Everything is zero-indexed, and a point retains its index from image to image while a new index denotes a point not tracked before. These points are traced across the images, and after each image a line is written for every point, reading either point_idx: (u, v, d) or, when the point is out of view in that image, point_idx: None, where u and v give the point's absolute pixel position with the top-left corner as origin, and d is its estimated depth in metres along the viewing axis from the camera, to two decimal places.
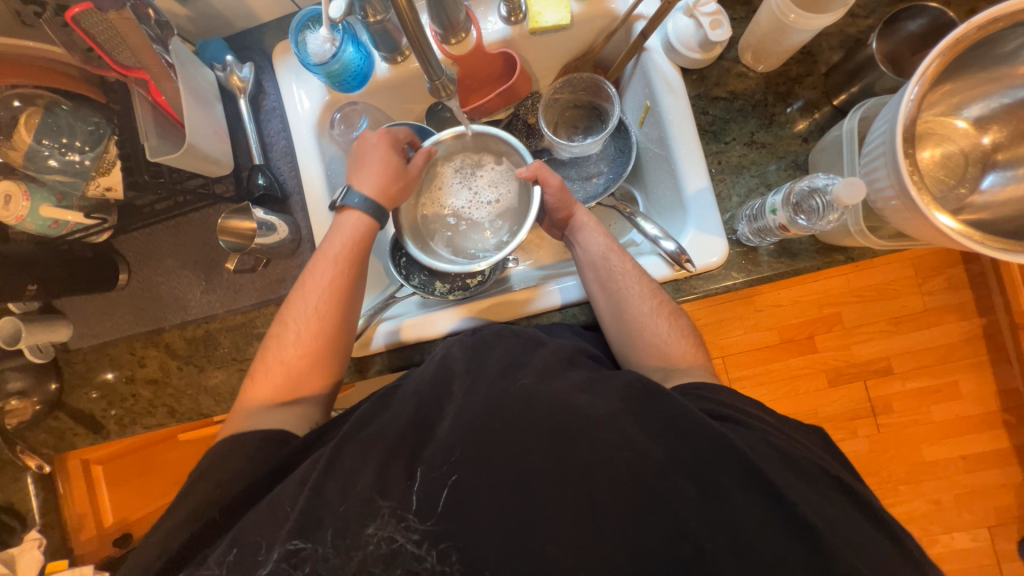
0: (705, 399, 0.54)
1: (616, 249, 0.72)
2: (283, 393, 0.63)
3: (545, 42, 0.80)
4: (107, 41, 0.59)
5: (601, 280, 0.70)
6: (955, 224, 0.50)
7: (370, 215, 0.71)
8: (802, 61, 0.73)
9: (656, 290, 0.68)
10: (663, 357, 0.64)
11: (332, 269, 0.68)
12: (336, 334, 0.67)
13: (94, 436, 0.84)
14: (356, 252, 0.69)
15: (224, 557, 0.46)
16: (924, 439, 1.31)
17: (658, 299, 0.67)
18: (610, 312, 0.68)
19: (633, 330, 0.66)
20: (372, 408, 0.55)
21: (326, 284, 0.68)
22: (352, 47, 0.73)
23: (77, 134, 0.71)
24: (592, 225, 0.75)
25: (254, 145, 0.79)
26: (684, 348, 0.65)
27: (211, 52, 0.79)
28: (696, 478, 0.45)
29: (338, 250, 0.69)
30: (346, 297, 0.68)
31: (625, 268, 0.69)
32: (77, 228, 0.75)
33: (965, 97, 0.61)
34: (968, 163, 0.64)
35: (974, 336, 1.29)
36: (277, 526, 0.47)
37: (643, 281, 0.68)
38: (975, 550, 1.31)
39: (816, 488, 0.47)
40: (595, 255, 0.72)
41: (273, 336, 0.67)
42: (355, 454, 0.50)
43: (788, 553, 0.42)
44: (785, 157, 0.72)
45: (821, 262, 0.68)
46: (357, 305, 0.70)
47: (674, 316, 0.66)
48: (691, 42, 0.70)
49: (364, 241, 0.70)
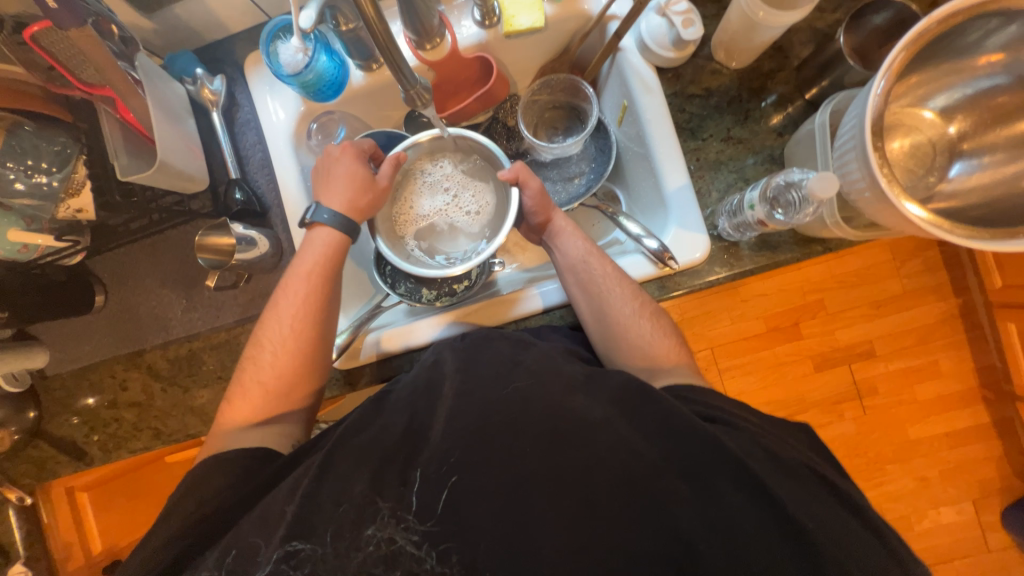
0: (694, 401, 0.55)
1: (595, 252, 0.71)
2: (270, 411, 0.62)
3: (520, 45, 0.80)
4: (69, 60, 0.57)
5: (582, 283, 0.70)
6: (923, 213, 0.51)
7: (341, 231, 0.69)
8: (774, 56, 0.74)
9: (637, 292, 0.68)
10: (647, 357, 0.64)
11: (311, 278, 0.67)
12: (325, 331, 0.67)
13: (78, 463, 0.82)
14: (331, 262, 0.68)
15: (224, 559, 0.46)
16: (908, 418, 1.35)
17: (640, 301, 0.67)
18: (593, 314, 0.68)
19: (616, 332, 0.66)
20: (367, 412, 0.54)
21: (319, 274, 0.68)
22: (324, 56, 0.72)
23: (43, 156, 0.69)
24: (570, 229, 0.74)
25: (229, 158, 0.78)
26: (668, 347, 0.65)
27: (179, 65, 0.77)
28: (688, 476, 0.46)
29: (313, 263, 0.68)
30: (324, 306, 0.67)
31: (605, 271, 0.69)
32: (49, 251, 0.71)
33: (930, 89, 0.63)
34: (935, 152, 0.66)
35: (951, 316, 1.33)
36: (266, 540, 0.46)
37: (623, 283, 0.68)
38: (960, 523, 1.35)
39: (803, 480, 0.48)
40: (574, 259, 0.71)
41: (251, 356, 0.66)
42: (347, 468, 0.49)
43: (776, 545, 0.44)
44: (761, 152, 0.73)
45: (800, 254, 0.69)
46: (337, 309, 0.69)
47: (655, 317, 0.67)
48: (665, 40, 0.71)
49: (341, 251, 0.70)
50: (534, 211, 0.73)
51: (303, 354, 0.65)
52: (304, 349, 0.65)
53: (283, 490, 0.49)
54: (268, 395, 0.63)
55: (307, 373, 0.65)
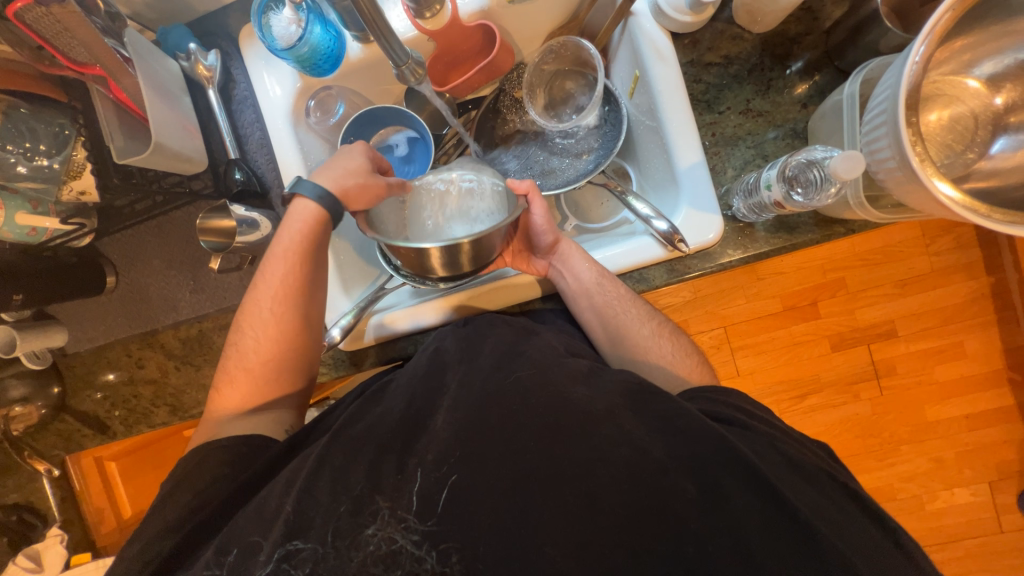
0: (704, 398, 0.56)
1: (607, 274, 0.69)
2: (280, 381, 0.67)
3: (526, 12, 0.75)
4: (55, 38, 0.55)
5: (597, 308, 0.69)
6: (955, 193, 0.47)
7: (317, 207, 0.66)
8: (802, 18, 0.67)
9: (651, 312, 0.70)
10: (676, 380, 0.64)
11: (279, 269, 0.67)
12: (298, 335, 0.68)
13: (102, 435, 0.86)
14: (308, 247, 0.67)
15: (224, 557, 0.47)
16: (928, 400, 1.31)
17: (656, 321, 0.69)
18: (609, 337, 0.69)
19: (634, 353, 0.67)
20: (359, 411, 0.55)
21: (281, 283, 0.67)
22: (319, 27, 0.69)
23: (41, 138, 0.67)
24: (579, 253, 0.72)
25: (228, 138, 0.76)
26: (691, 365, 0.66)
27: (173, 40, 0.75)
28: (697, 476, 0.45)
29: (290, 242, 0.67)
30: (299, 296, 0.67)
31: (619, 294, 0.69)
32: (58, 234, 0.73)
33: (978, 53, 0.57)
34: (977, 126, 0.60)
35: (981, 297, 1.27)
36: (276, 518, 0.47)
37: (638, 305, 0.69)
38: (975, 504, 1.33)
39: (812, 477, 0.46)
40: (587, 284, 0.69)
41: (233, 341, 0.68)
42: (345, 453, 0.50)
43: (787, 551, 0.42)
44: (783, 125, 0.68)
45: (821, 236, 0.65)
46: (314, 302, 0.69)
47: (673, 335, 0.69)
48: (681, 4, 0.65)
49: (306, 250, 0.67)
50: (545, 230, 0.73)
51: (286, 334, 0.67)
52: (299, 330, 0.68)
53: (280, 483, 0.50)
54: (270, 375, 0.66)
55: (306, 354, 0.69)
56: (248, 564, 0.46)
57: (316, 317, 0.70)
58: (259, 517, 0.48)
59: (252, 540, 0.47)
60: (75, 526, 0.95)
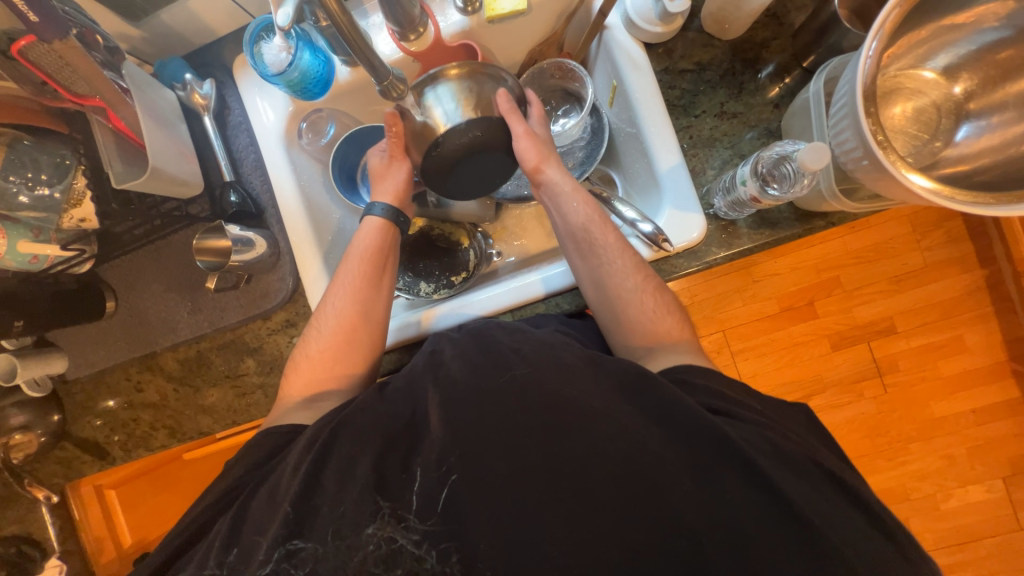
0: (708, 394, 0.53)
1: (597, 219, 0.69)
2: (315, 390, 0.65)
3: (506, 30, 0.78)
4: (58, 73, 0.58)
5: (582, 251, 0.68)
6: (928, 183, 0.48)
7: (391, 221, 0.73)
8: (768, 24, 0.71)
9: (640, 264, 0.67)
10: (650, 337, 0.64)
11: (354, 267, 0.70)
12: (366, 337, 0.68)
13: (101, 462, 0.85)
14: (385, 250, 0.72)
15: (225, 556, 0.48)
16: (932, 395, 1.30)
17: (643, 275, 0.66)
18: (592, 284, 0.68)
19: (616, 304, 0.65)
20: (372, 396, 0.55)
21: (356, 281, 0.69)
22: (308, 53, 0.73)
23: (43, 168, 0.71)
24: (572, 192, 0.70)
25: (224, 162, 0.79)
26: (671, 324, 0.64)
27: (169, 71, 0.78)
28: (695, 473, 0.46)
29: (365, 245, 0.71)
30: (373, 290, 0.69)
31: (607, 240, 0.67)
32: (59, 260, 0.74)
33: (933, 47, 0.59)
34: (941, 115, 0.62)
35: (975, 288, 1.27)
36: (275, 515, 0.48)
37: (627, 257, 0.67)
38: (990, 502, 1.30)
39: (802, 469, 0.47)
40: (576, 226, 0.69)
41: (304, 340, 0.69)
42: (353, 442, 0.51)
43: (778, 542, 0.43)
44: (757, 126, 0.70)
45: (801, 230, 0.67)
46: (382, 302, 0.70)
47: (659, 293, 0.65)
48: (651, 15, 0.68)
49: (380, 253, 0.71)
50: (526, 153, 0.68)
51: (356, 328, 0.67)
52: (367, 326, 0.68)
53: (288, 465, 0.52)
54: (323, 372, 0.65)
55: (364, 351, 0.68)
56: (248, 562, 0.47)
57: (378, 316, 0.69)
58: (261, 515, 0.50)
59: (252, 540, 0.48)
60: (74, 556, 0.93)
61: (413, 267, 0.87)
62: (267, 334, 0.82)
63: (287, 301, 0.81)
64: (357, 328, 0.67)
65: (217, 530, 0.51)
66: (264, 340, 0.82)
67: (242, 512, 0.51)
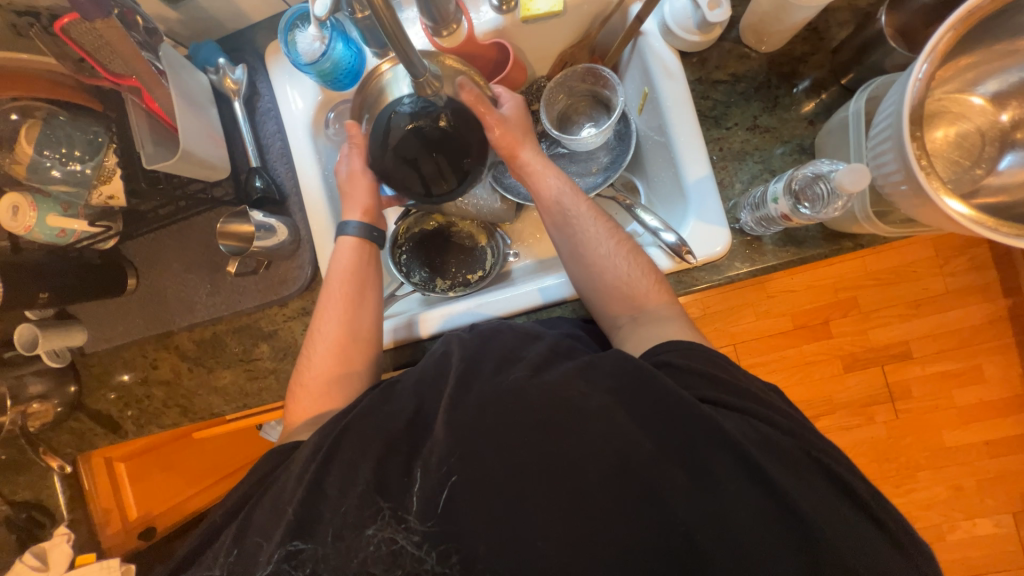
0: (698, 377, 0.52)
1: (570, 190, 0.71)
2: (333, 381, 0.66)
3: (539, 30, 0.78)
4: (96, 50, 0.59)
5: (557, 223, 0.70)
6: (966, 209, 0.47)
7: (365, 241, 0.74)
8: (808, 38, 0.69)
9: (614, 230, 0.68)
10: (631, 301, 0.64)
11: (335, 288, 0.70)
12: (356, 358, 0.68)
13: (114, 435, 0.87)
14: (362, 264, 0.73)
15: (226, 559, 0.49)
16: (946, 424, 1.28)
17: (615, 239, 0.67)
18: (568, 255, 0.69)
19: (591, 271, 0.66)
20: (375, 399, 0.55)
21: (340, 301, 0.70)
22: (341, 44, 0.73)
23: (77, 144, 0.72)
24: (545, 166, 0.73)
25: (250, 147, 0.79)
26: (649, 285, 0.65)
27: (202, 55, 0.77)
28: (695, 474, 0.45)
29: (340, 266, 0.72)
30: (355, 308, 0.70)
31: (580, 209, 0.69)
32: (84, 237, 0.75)
33: (981, 71, 0.58)
34: (984, 142, 0.60)
35: (999, 318, 1.25)
36: (279, 522, 0.49)
37: (599, 224, 0.68)
38: (998, 536, 1.28)
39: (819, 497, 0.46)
40: (549, 200, 0.71)
41: (299, 368, 0.69)
42: (355, 448, 0.51)
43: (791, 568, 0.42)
44: (790, 142, 0.69)
45: (829, 250, 0.65)
46: (367, 318, 0.71)
47: (633, 253, 0.66)
48: (689, 24, 0.67)
49: (358, 270, 0.72)
50: (502, 141, 0.72)
51: (346, 345, 0.68)
52: (355, 341, 0.69)
53: (293, 472, 0.52)
54: (320, 393, 0.65)
55: (361, 368, 0.68)
56: (251, 565, 0.48)
57: (365, 334, 0.70)
58: (265, 519, 0.50)
59: (254, 542, 0.49)
60: (82, 526, 0.94)
61: (430, 263, 0.88)
62: (282, 321, 0.82)
63: (305, 289, 0.81)
64: (347, 345, 0.68)
65: (223, 540, 0.52)
66: (279, 326, 0.82)
67: (246, 519, 0.52)
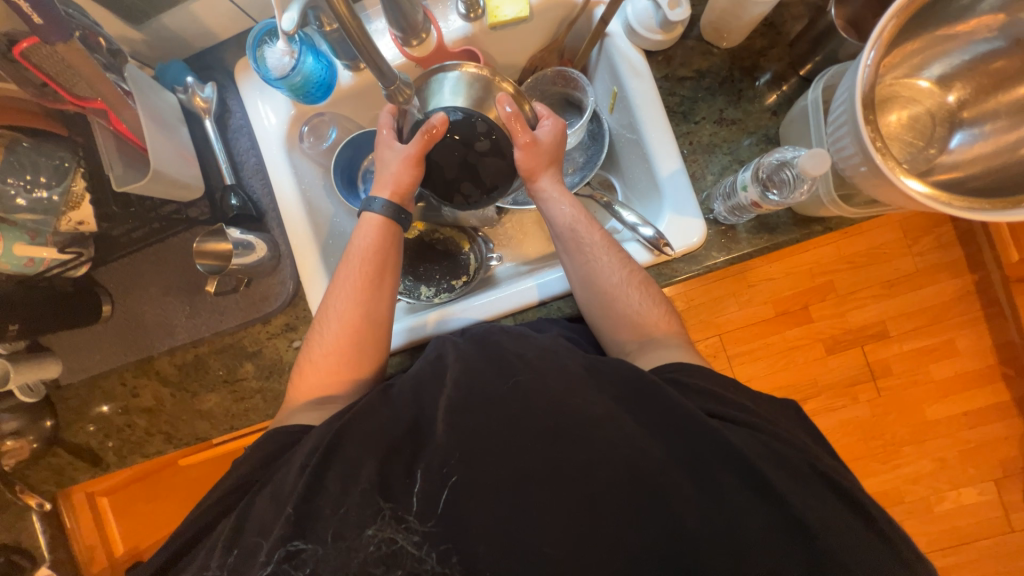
0: (704, 395, 0.52)
1: (584, 220, 0.70)
2: (322, 393, 0.64)
3: (508, 36, 0.79)
4: (61, 75, 0.58)
5: (570, 249, 0.69)
6: (923, 187, 0.49)
7: (393, 220, 0.71)
8: (766, 33, 0.72)
9: (626, 260, 0.68)
10: (640, 330, 0.64)
11: (356, 266, 0.69)
12: (367, 344, 0.67)
13: (95, 468, 0.84)
14: (386, 248, 0.70)
15: (226, 558, 0.48)
16: (925, 398, 1.32)
17: (629, 269, 0.66)
18: (581, 280, 0.68)
19: (604, 299, 0.66)
20: (377, 399, 0.55)
21: (359, 282, 0.68)
22: (311, 57, 0.73)
23: (42, 170, 0.71)
24: (559, 194, 0.72)
25: (224, 164, 0.79)
26: (659, 316, 0.65)
27: (171, 74, 0.78)
28: (692, 470, 0.46)
29: (364, 245, 0.70)
30: (376, 292, 0.68)
31: (594, 239, 0.69)
32: (54, 264, 0.73)
33: (927, 57, 0.61)
34: (935, 123, 0.63)
35: (966, 292, 1.30)
36: (279, 517, 0.48)
37: (612, 253, 0.68)
38: (982, 504, 1.32)
39: (811, 475, 0.47)
40: (563, 227, 0.70)
41: (313, 333, 0.69)
42: (358, 447, 0.51)
43: (780, 543, 0.43)
44: (756, 132, 0.71)
45: (799, 235, 0.68)
46: (385, 302, 0.69)
47: (645, 286, 0.66)
48: (652, 23, 0.69)
49: (382, 250, 0.70)
50: (525, 162, 0.69)
51: (360, 331, 0.67)
52: (369, 328, 0.67)
53: (295, 463, 0.52)
54: (328, 373, 0.65)
55: (371, 356, 0.67)
56: (250, 562, 0.47)
57: (380, 319, 0.68)
58: (263, 518, 0.50)
59: (253, 542, 0.48)
60: (64, 563, 0.92)
61: (414, 271, 0.88)
62: (266, 338, 0.81)
63: (288, 305, 0.80)
64: (360, 331, 0.67)
65: (221, 529, 0.52)
66: (263, 344, 0.81)
67: (245, 513, 0.51)
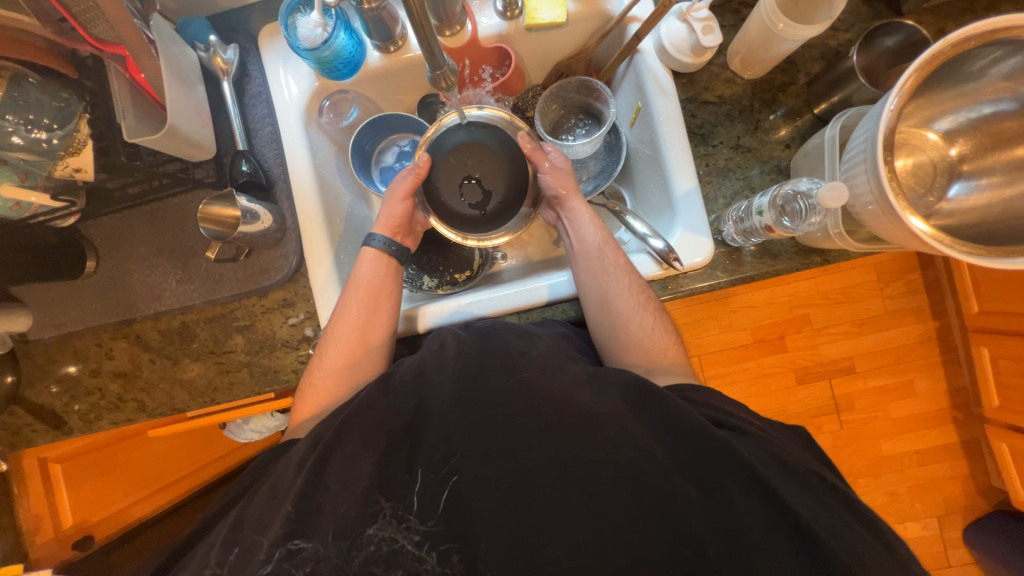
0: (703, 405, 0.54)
1: (610, 243, 0.72)
2: (328, 393, 0.65)
3: (541, 40, 0.81)
4: (83, 14, 0.56)
5: (593, 269, 0.71)
6: (926, 227, 0.53)
7: (391, 256, 0.73)
8: (786, 70, 0.75)
9: (644, 286, 0.70)
10: (646, 346, 0.67)
11: (358, 295, 0.70)
12: (365, 365, 0.67)
13: (55, 431, 0.79)
14: (382, 277, 0.72)
15: (225, 557, 0.47)
16: (883, 434, 1.39)
17: (645, 296, 0.68)
18: (598, 299, 0.69)
19: (617, 319, 0.68)
20: (374, 391, 0.54)
21: (359, 310, 0.69)
22: (344, 33, 0.72)
23: (44, 111, 0.67)
24: (588, 214, 0.74)
25: (238, 129, 0.76)
26: (667, 345, 0.68)
27: (192, 31, 0.74)
28: (698, 479, 0.47)
29: (365, 277, 0.71)
30: (377, 317, 0.70)
31: (617, 262, 0.70)
32: (42, 210, 0.70)
33: (937, 111, 0.66)
34: (935, 172, 0.68)
35: (928, 338, 1.38)
36: (276, 515, 0.47)
37: (633, 278, 0.69)
38: (926, 538, 1.39)
39: (816, 490, 0.48)
40: (589, 246, 0.72)
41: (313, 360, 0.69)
42: (355, 443, 0.50)
43: (784, 558, 0.44)
44: (768, 162, 0.74)
45: (800, 263, 0.71)
46: (388, 328, 0.70)
47: (657, 312, 0.68)
48: (684, 45, 0.71)
49: (381, 281, 0.72)
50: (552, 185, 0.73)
51: (357, 350, 0.67)
52: (367, 350, 0.68)
53: (294, 458, 0.51)
54: (328, 392, 0.66)
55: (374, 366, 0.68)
56: (247, 563, 0.46)
57: (375, 341, 0.69)
58: (260, 515, 0.48)
59: (250, 537, 0.47)
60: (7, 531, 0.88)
61: (418, 260, 0.88)
62: (260, 313, 0.78)
63: (288, 280, 0.78)
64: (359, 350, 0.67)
65: (216, 532, 0.50)
66: (256, 319, 0.78)
67: (240, 514, 0.49)
